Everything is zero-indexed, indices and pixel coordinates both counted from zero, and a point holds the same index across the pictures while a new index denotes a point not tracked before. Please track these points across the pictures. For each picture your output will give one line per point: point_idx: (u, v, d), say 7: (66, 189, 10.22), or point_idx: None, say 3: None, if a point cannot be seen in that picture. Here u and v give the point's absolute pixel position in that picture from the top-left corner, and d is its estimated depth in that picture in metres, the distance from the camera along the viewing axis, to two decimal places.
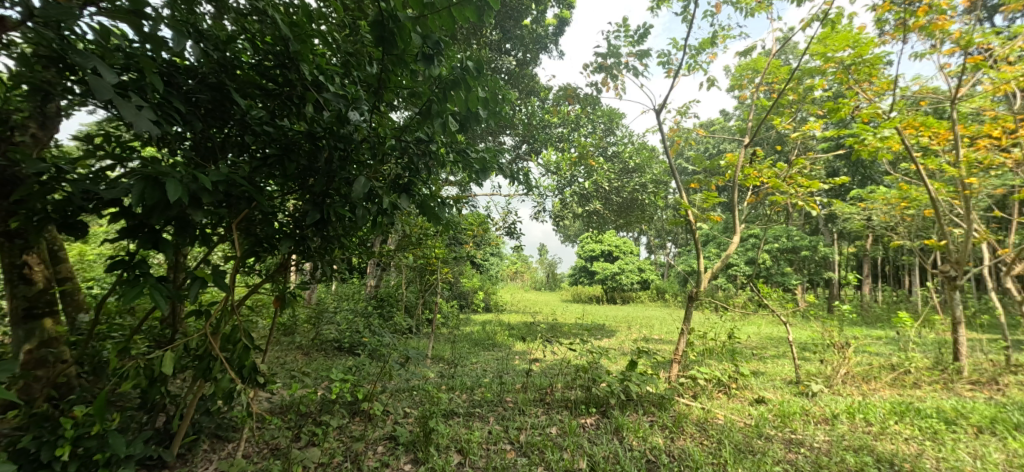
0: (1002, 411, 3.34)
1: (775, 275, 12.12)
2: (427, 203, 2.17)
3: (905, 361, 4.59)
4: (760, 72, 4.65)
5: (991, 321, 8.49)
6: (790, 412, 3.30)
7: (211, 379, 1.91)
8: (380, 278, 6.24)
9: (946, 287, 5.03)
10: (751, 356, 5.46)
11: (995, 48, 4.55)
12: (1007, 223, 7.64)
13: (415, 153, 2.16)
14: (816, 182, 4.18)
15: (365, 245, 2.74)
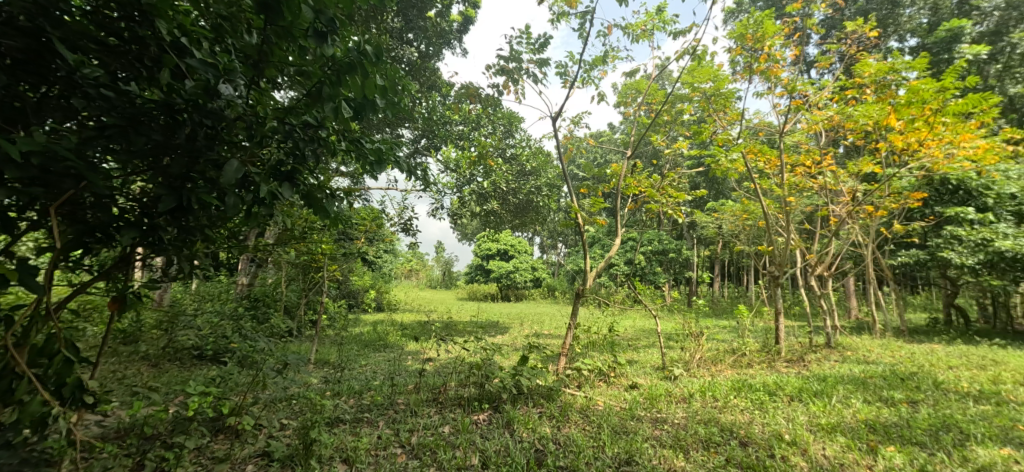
0: (805, 382, 4.25)
1: (647, 274, 13.68)
2: (313, 194, 2.02)
3: (741, 346, 5.55)
4: (641, 93, 5.15)
5: (799, 311, 10.64)
6: (659, 394, 3.77)
7: (14, 403, 1.51)
8: (254, 277, 5.51)
9: (771, 284, 6.17)
10: (627, 347, 6.12)
11: (810, 95, 5.71)
12: (812, 233, 9.65)
13: (302, 138, 1.97)
14: (682, 194, 4.80)
15: (238, 238, 2.41)
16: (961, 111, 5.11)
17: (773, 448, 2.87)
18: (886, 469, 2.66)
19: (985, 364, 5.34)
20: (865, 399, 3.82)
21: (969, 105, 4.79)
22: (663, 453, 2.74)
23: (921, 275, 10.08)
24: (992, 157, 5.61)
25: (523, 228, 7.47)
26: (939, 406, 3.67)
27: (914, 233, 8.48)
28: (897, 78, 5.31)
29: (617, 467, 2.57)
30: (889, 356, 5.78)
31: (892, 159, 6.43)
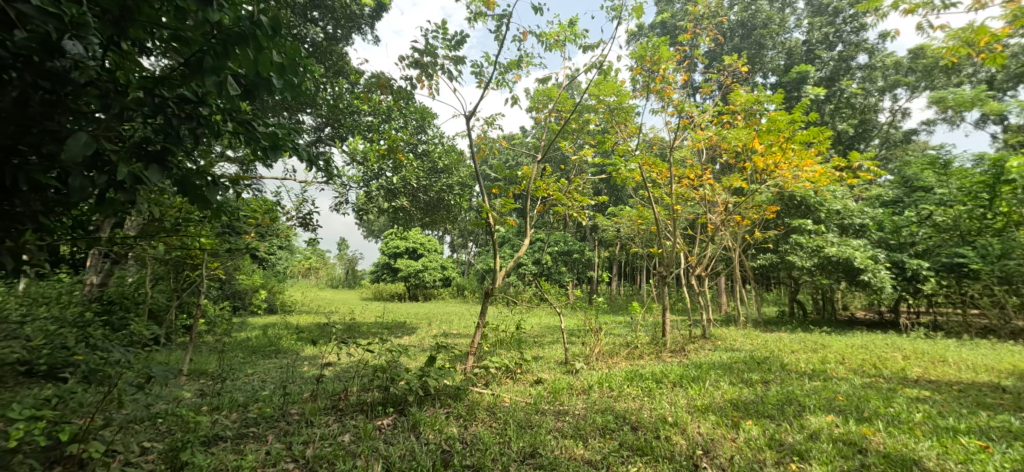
0: (684, 370, 4.90)
1: (553, 273, 15.19)
2: (189, 181, 1.82)
3: (634, 340, 6.25)
4: (552, 100, 5.39)
5: (680, 305, 12.42)
6: (561, 387, 4.10)
7: None
8: (106, 275, 4.78)
9: (661, 282, 6.86)
10: (534, 344, 6.63)
11: (695, 117, 6.78)
12: (693, 238, 11.08)
13: (175, 115, 1.75)
14: (586, 198, 5.27)
15: (87, 228, 2.09)
16: (806, 140, 6.33)
17: (657, 430, 3.22)
18: (745, 440, 3.15)
19: (816, 347, 6.96)
20: (730, 381, 4.51)
21: (810, 136, 6.11)
22: (564, 443, 2.97)
23: (773, 275, 12.00)
24: (827, 180, 7.02)
25: (434, 225, 7.48)
26: (785, 384, 4.50)
27: (769, 239, 11.45)
28: (760, 107, 6.58)
29: (522, 461, 2.75)
30: (746, 344, 7.04)
31: (756, 177, 7.45)
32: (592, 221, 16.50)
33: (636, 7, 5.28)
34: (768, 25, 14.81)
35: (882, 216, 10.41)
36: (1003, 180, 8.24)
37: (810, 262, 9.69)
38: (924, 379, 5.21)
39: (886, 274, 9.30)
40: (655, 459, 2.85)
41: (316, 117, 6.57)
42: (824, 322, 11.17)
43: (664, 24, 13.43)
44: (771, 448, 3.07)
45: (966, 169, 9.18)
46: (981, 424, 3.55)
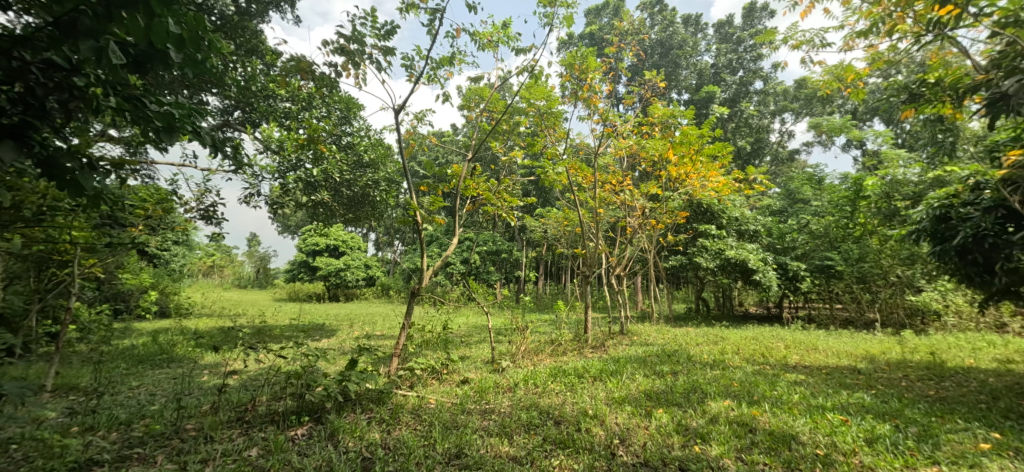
0: (605, 364, 6.30)
1: (482, 273, 16.93)
2: (51, 162, 1.87)
3: (558, 338, 7.80)
4: (483, 99, 5.60)
5: (601, 305, 14.04)
6: (487, 387, 5.20)
7: None
8: None
9: (586, 282, 8.40)
10: (463, 344, 7.91)
11: (618, 126, 7.96)
12: (614, 242, 11.98)
13: (40, 89, 1.80)
14: (513, 199, 5.68)
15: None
16: (710, 153, 8.07)
17: (580, 423, 4.24)
18: (657, 428, 4.19)
19: (716, 340, 8.22)
20: (644, 373, 5.89)
21: (715, 150, 7.77)
22: (490, 441, 3.80)
23: (683, 275, 13.16)
24: (727, 189, 8.66)
25: (358, 222, 8.00)
26: (690, 374, 5.82)
27: (680, 243, 12.11)
28: (674, 121, 8.03)
29: (446, 462, 3.44)
30: (659, 338, 8.63)
31: (670, 184, 9.07)
32: (520, 219, 18.03)
33: (566, 16, 5.56)
34: (683, 46, 16.08)
35: (771, 224, 12.44)
36: (861, 195, 10.65)
37: (714, 264, 11.02)
38: (802, 364, 6.39)
39: (774, 275, 11.03)
40: (576, 450, 3.76)
41: (223, 99, 6.15)
42: (725, 317, 13.10)
43: (591, 35, 14.19)
44: (678, 433, 4.10)
45: (836, 187, 11.67)
46: (843, 401, 4.72)
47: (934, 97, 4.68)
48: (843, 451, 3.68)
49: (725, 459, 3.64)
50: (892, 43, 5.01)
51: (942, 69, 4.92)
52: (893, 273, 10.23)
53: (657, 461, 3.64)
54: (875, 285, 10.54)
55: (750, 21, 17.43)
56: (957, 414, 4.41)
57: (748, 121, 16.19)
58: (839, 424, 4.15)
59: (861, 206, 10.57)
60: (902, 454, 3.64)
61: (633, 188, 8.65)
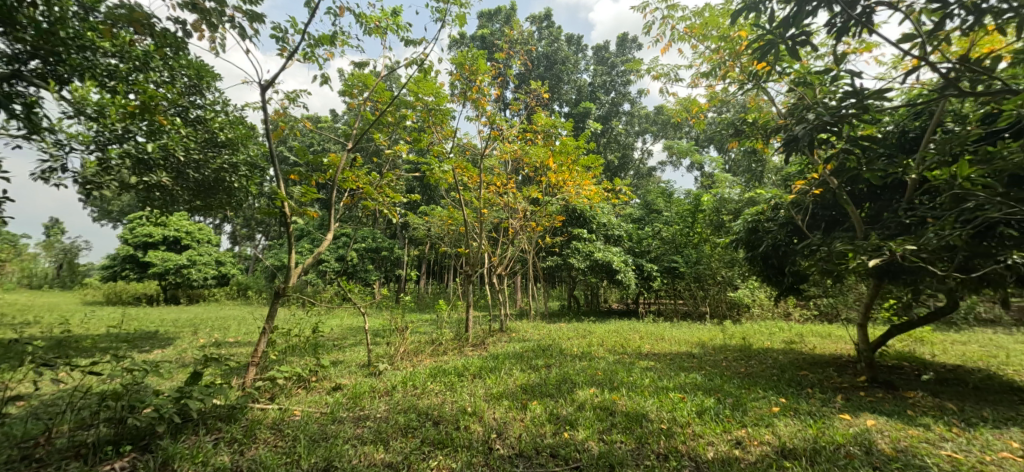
0: (484, 361, 6.50)
1: (359, 271, 16.27)
2: None
3: (438, 338, 7.87)
4: (367, 87, 5.45)
5: (482, 304, 14.49)
6: (362, 392, 5.11)
7: None
8: None
9: (467, 280, 8.63)
10: (334, 348, 7.68)
11: (504, 130, 8.26)
12: (497, 242, 12.41)
13: None
14: (396, 195, 5.58)
15: None
16: (585, 164, 8.83)
17: (458, 421, 4.35)
18: (531, 418, 4.45)
19: (585, 334, 8.95)
20: (520, 369, 6.17)
21: (589, 161, 8.52)
22: (364, 450, 3.81)
23: (558, 275, 14.05)
24: (599, 198, 9.52)
25: (209, 210, 7.45)
26: (562, 366, 6.24)
27: (556, 244, 13.12)
28: (556, 131, 8.50)
29: None
30: (535, 334, 9.15)
31: (550, 190, 9.67)
32: (401, 216, 17.74)
33: (459, 15, 5.59)
34: (565, 63, 17.05)
35: (631, 230, 13.92)
36: (699, 209, 12.80)
37: (584, 264, 11.99)
38: (652, 352, 7.23)
39: (633, 276, 12.31)
40: (455, 448, 3.89)
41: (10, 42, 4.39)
42: (592, 312, 14.46)
43: (482, 37, 14.44)
44: (550, 422, 4.39)
45: (681, 201, 13.52)
46: (681, 381, 5.49)
47: (751, 134, 5.69)
48: (680, 423, 4.29)
49: (590, 442, 4.01)
50: (725, 87, 6.03)
51: (758, 113, 6.01)
52: (721, 274, 12.27)
53: (530, 450, 3.90)
54: (708, 283, 12.32)
55: (622, 50, 19.28)
56: (760, 385, 5.43)
57: (617, 138, 17.92)
58: (678, 401, 4.81)
59: (699, 218, 12.71)
60: (721, 421, 4.36)
61: (514, 191, 9.14)
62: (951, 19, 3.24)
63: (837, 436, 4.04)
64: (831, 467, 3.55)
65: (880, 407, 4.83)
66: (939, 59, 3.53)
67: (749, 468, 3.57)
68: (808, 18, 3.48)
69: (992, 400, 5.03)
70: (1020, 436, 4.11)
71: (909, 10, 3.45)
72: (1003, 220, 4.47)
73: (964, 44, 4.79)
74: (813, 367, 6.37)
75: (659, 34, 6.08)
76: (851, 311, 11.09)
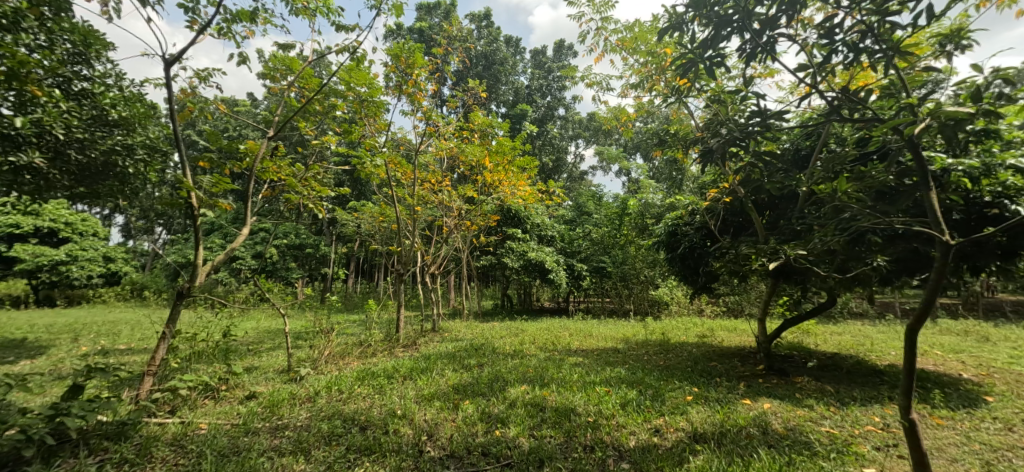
0: (416, 362, 6.40)
1: (279, 269, 15.39)
2: None
3: (366, 339, 7.64)
4: (293, 72, 5.18)
5: (413, 304, 14.25)
6: (280, 400, 4.89)
7: None
8: None
9: (397, 279, 8.46)
10: (248, 354, 7.22)
11: (440, 127, 8.19)
12: (430, 240, 12.26)
13: None
14: (322, 189, 5.36)
15: None
16: (520, 165, 8.99)
17: (387, 425, 4.27)
18: (462, 418, 4.47)
19: (517, 332, 9.08)
20: (452, 368, 6.14)
21: (524, 162, 8.66)
22: (281, 462, 3.68)
23: (492, 274, 14.15)
24: (533, 198, 9.69)
25: (95, 198, 6.80)
26: (494, 365, 6.29)
27: (490, 243, 13.20)
28: (492, 131, 8.56)
29: None
30: (468, 333, 9.15)
31: (485, 189, 9.72)
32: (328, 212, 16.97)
33: (396, 5, 5.46)
34: (504, 63, 17.14)
35: (563, 231, 14.32)
36: (626, 212, 13.51)
37: (518, 264, 12.17)
38: (581, 349, 7.49)
39: (564, 275, 12.67)
40: (382, 454, 3.83)
41: None
42: (524, 311, 14.71)
43: (420, 30, 14.19)
44: (482, 421, 4.43)
45: (610, 205, 14.12)
46: (607, 375, 5.74)
47: (673, 143, 6.07)
48: (605, 415, 4.49)
49: (521, 438, 4.10)
50: (651, 99, 6.40)
51: (678, 124, 6.44)
52: (646, 275, 12.97)
53: (462, 450, 3.91)
54: (632, 282, 12.95)
55: (559, 56, 19.74)
56: (676, 376, 5.81)
57: (551, 141, 18.33)
58: (604, 394, 5.03)
59: (626, 221, 13.46)
60: (642, 411, 4.62)
61: (449, 190, 9.09)
62: (836, 54, 3.69)
63: (740, 419, 4.42)
64: (734, 447, 3.89)
65: (775, 391, 5.36)
66: (826, 88, 4.01)
67: (665, 454, 3.82)
68: (722, 42, 3.79)
69: (861, 382, 5.77)
70: (881, 411, 4.75)
71: (805, 43, 3.89)
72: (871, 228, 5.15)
73: (843, 78, 5.46)
74: (722, 358, 6.92)
75: (592, 43, 6.30)
76: (754, 307, 12.36)
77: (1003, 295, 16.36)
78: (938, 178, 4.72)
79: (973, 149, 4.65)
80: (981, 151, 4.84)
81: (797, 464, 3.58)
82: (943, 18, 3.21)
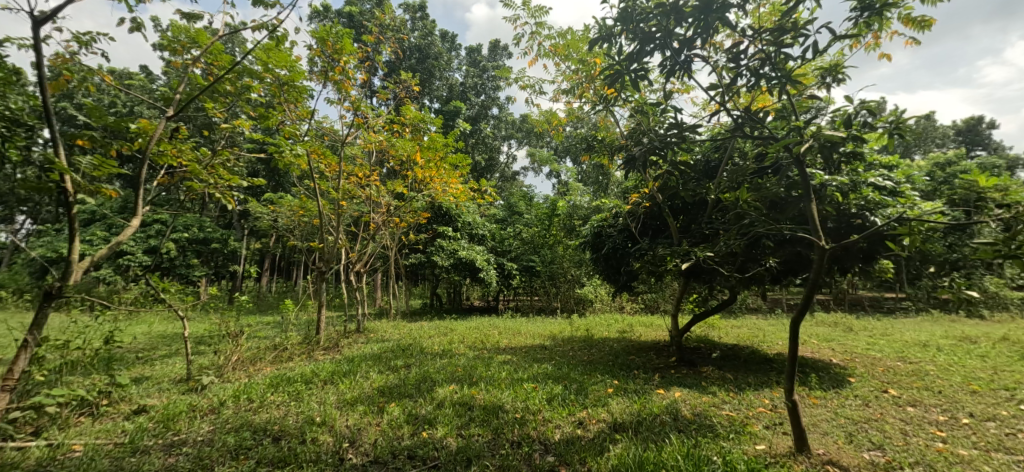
0: (338, 365, 6.15)
1: (179, 266, 14.10)
2: None
3: (282, 342, 7.22)
4: (201, 48, 4.78)
5: (335, 304, 13.67)
6: (177, 414, 4.51)
7: None
8: None
9: (318, 278, 8.09)
10: (138, 363, 6.57)
11: (369, 119, 7.94)
12: (354, 237, 11.82)
13: None
14: (232, 178, 4.98)
15: None
16: (452, 162, 8.95)
17: (305, 434, 4.10)
18: (387, 422, 4.37)
19: (446, 332, 8.99)
20: (378, 371, 5.98)
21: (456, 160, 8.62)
22: None
23: (421, 272, 13.93)
24: (465, 197, 9.68)
25: None
26: (422, 365, 6.22)
27: (420, 241, 12.99)
28: (424, 126, 8.42)
29: None
30: (395, 333, 8.95)
31: (416, 186, 9.56)
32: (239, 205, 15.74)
33: None
34: (438, 58, 16.94)
35: (495, 230, 14.40)
36: (555, 213, 13.89)
37: (448, 262, 12.09)
38: (509, 347, 7.59)
39: (494, 274, 12.76)
40: (298, 464, 3.67)
41: None
42: (453, 310, 14.62)
43: (349, 16, 13.63)
44: (408, 423, 4.36)
45: (540, 206, 14.44)
46: (534, 372, 5.87)
47: (598, 150, 6.31)
48: (532, 411, 4.60)
49: (448, 438, 4.09)
50: (581, 106, 6.65)
51: (605, 132, 6.72)
52: (573, 274, 13.40)
53: (387, 455, 3.82)
54: (560, 281, 13.40)
55: (494, 56, 19.86)
56: (598, 371, 6.07)
57: (484, 140, 18.36)
58: (531, 390, 5.14)
59: (555, 222, 13.84)
60: (566, 405, 4.79)
61: (377, 185, 8.83)
62: (742, 77, 4.06)
63: (654, 408, 4.72)
64: (649, 434, 4.15)
65: (684, 381, 5.78)
66: (732, 106, 4.44)
67: (588, 444, 3.98)
68: (645, 56, 4.03)
69: (755, 370, 6.38)
70: (771, 395, 5.29)
71: (716, 65, 4.27)
72: (766, 235, 5.67)
73: (747, 99, 5.96)
74: (640, 352, 7.32)
75: (527, 47, 6.43)
76: (668, 304, 13.27)
77: (865, 291, 18.92)
78: (817, 191, 5.37)
79: (844, 167, 5.35)
80: (851, 170, 5.57)
81: (702, 446, 3.89)
82: (826, 52, 3.66)
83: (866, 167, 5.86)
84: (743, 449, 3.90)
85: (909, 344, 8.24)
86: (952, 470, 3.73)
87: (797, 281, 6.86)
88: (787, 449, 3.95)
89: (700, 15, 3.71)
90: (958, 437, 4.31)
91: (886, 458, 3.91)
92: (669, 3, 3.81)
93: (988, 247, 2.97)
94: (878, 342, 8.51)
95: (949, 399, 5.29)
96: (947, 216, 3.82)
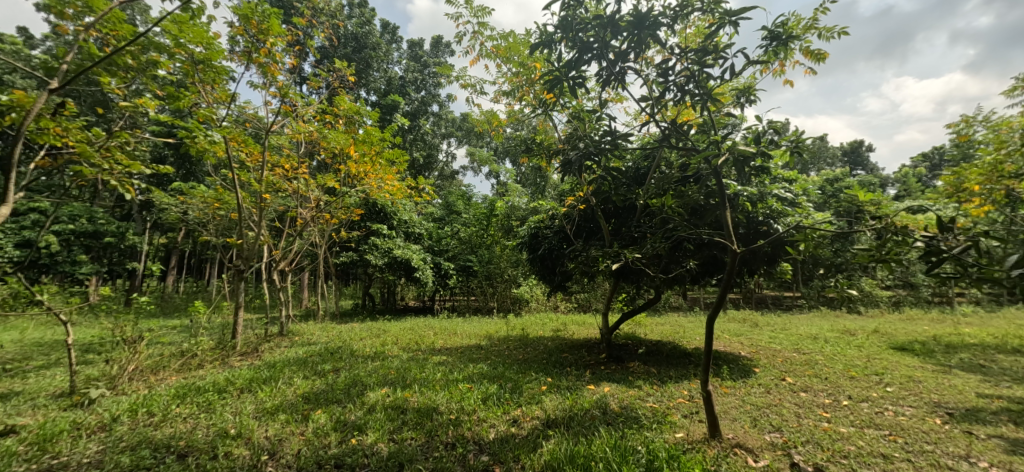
0: (257, 372, 5.79)
1: (63, 262, 12.57)
2: None
3: (191, 347, 6.68)
4: (97, 15, 4.29)
5: (255, 304, 12.83)
6: (57, 433, 4.04)
7: None
8: None
9: (236, 277, 7.57)
10: (8, 376, 5.80)
11: (298, 107, 7.54)
12: (278, 234, 11.15)
13: None
14: (133, 163, 4.52)
15: None
16: (389, 157, 8.76)
17: (216, 449, 3.84)
18: (312, 430, 4.19)
19: (378, 333, 8.75)
20: (303, 376, 5.70)
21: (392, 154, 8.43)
22: None
23: (352, 271, 13.43)
24: (401, 194, 9.48)
25: None
26: (351, 369, 6.01)
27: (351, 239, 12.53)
28: (359, 119, 8.15)
29: None
30: (322, 335, 8.59)
31: (349, 180, 9.23)
32: (144, 196, 14.31)
33: None
34: (376, 49, 16.43)
35: (432, 229, 14.19)
36: (493, 213, 13.96)
37: (382, 261, 11.78)
38: (444, 348, 7.51)
39: (430, 274, 12.59)
40: None
41: None
42: (386, 310, 14.25)
43: None
44: (336, 431, 4.20)
45: (478, 206, 14.46)
46: (469, 372, 5.86)
47: (537, 152, 6.41)
48: (466, 412, 4.60)
49: (379, 444, 3.99)
50: (520, 108, 6.72)
51: (544, 135, 6.85)
52: (509, 274, 13.54)
53: (312, 466, 3.68)
54: (496, 281, 13.51)
55: (436, 52, 19.60)
56: (530, 369, 6.17)
57: (423, 137, 18.07)
58: (465, 391, 5.14)
59: (492, 222, 13.89)
60: (501, 404, 4.83)
61: (306, 178, 8.41)
62: (669, 91, 4.31)
63: (585, 403, 4.89)
64: (579, 428, 4.29)
65: (613, 376, 6.03)
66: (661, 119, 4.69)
67: (521, 442, 4.05)
68: (583, 65, 4.16)
69: (676, 364, 6.79)
70: (689, 386, 5.66)
71: (646, 78, 4.50)
72: (686, 239, 6.00)
73: (674, 112, 6.34)
74: (572, 350, 7.54)
75: (469, 45, 6.39)
76: (599, 303, 13.78)
77: (769, 289, 20.76)
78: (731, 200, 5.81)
79: (754, 179, 5.82)
80: (759, 182, 6.07)
81: (628, 437, 4.08)
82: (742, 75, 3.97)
83: (772, 180, 6.41)
84: (664, 438, 4.14)
85: (805, 338, 9.14)
86: (835, 446, 4.17)
87: (713, 281, 7.37)
88: (701, 436, 4.24)
89: (634, 30, 3.90)
90: (840, 417, 4.85)
91: (783, 439, 4.31)
92: (606, 15, 3.99)
93: (866, 252, 3.31)
94: (780, 336, 9.36)
95: (834, 384, 5.92)
96: (836, 225, 4.27)
